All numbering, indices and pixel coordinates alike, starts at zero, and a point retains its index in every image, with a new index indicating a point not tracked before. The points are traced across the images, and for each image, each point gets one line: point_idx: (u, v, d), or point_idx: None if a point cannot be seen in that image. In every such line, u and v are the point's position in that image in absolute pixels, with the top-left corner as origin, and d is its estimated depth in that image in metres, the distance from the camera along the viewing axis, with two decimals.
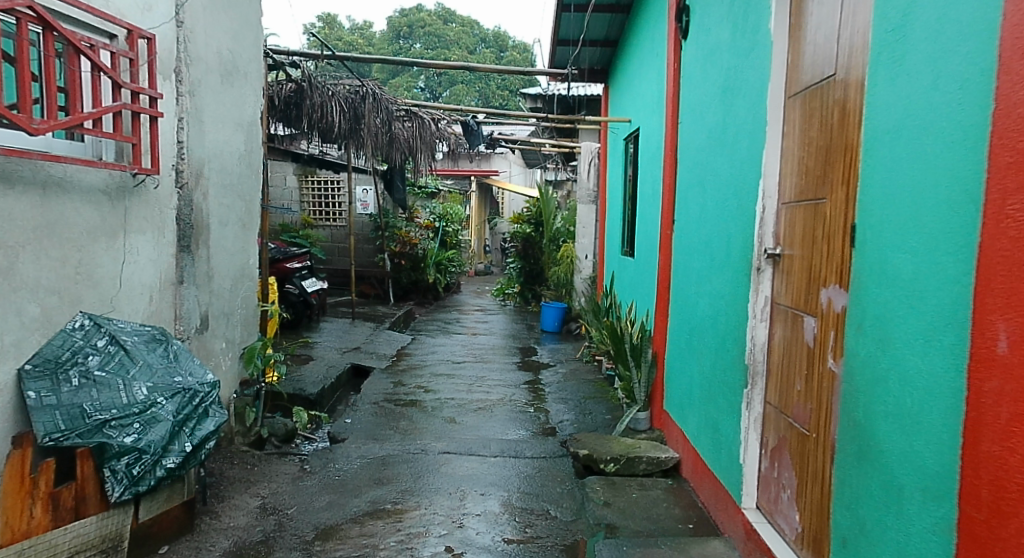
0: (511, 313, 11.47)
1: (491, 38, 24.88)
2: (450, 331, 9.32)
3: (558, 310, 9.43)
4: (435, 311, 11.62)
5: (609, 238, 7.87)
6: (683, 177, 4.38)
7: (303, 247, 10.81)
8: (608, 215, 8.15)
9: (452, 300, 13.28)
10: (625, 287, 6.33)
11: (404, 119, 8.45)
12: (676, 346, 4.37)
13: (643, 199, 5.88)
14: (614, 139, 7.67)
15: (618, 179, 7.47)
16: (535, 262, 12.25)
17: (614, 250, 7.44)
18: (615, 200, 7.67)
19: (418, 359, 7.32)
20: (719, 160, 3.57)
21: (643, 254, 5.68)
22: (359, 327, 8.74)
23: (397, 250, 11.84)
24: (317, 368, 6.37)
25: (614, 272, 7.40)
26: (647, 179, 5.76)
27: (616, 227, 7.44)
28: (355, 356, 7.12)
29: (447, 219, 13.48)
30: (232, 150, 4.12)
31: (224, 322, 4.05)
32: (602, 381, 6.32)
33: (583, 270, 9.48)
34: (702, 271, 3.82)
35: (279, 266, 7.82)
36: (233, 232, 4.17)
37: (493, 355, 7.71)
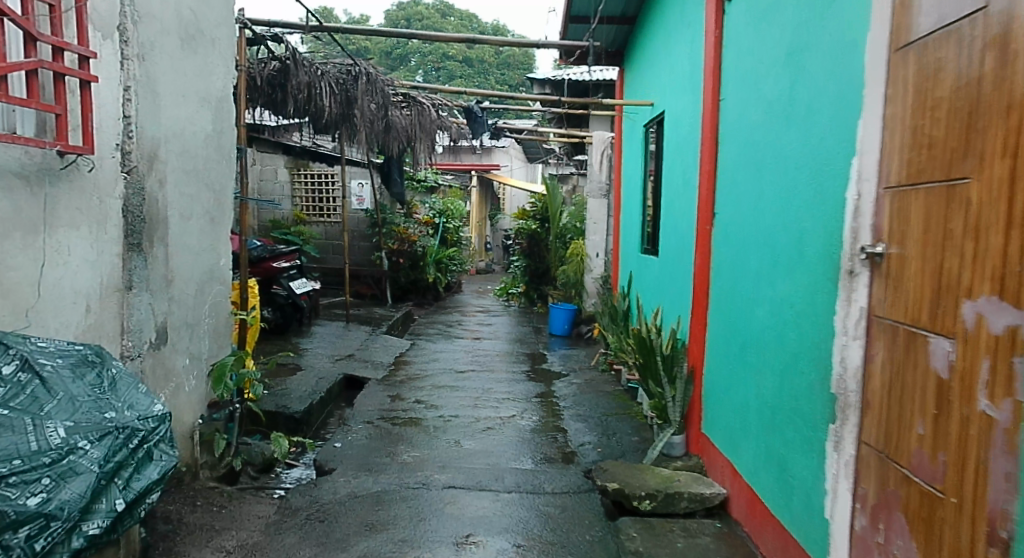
0: (516, 315, 10.86)
1: (490, 32, 24.30)
2: (451, 335, 8.69)
3: (567, 312, 8.92)
4: (436, 312, 11.00)
5: (625, 235, 7.27)
6: (729, 163, 3.77)
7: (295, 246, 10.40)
8: (623, 210, 7.55)
9: (454, 301, 12.66)
10: (648, 289, 5.73)
11: (401, 104, 7.81)
12: (720, 359, 3.76)
13: (670, 190, 5.25)
14: (631, 127, 7.06)
15: (635, 170, 6.86)
16: (541, 261, 11.66)
17: (632, 248, 6.84)
18: (631, 194, 7.06)
19: (418, 368, 6.70)
20: (786, 140, 2.95)
21: (672, 252, 5.07)
22: (354, 331, 8.11)
23: (396, 248, 11.19)
24: (306, 380, 5.74)
25: (632, 272, 6.80)
26: (675, 168, 5.15)
27: (635, 223, 6.83)
28: (349, 365, 6.49)
29: (448, 215, 12.85)
30: (197, 129, 3.48)
31: (187, 334, 3.42)
32: (623, 395, 5.69)
33: (594, 269, 8.89)
34: (759, 273, 3.20)
35: (265, 265, 7.13)
36: (199, 227, 3.53)
37: (499, 363, 7.08)
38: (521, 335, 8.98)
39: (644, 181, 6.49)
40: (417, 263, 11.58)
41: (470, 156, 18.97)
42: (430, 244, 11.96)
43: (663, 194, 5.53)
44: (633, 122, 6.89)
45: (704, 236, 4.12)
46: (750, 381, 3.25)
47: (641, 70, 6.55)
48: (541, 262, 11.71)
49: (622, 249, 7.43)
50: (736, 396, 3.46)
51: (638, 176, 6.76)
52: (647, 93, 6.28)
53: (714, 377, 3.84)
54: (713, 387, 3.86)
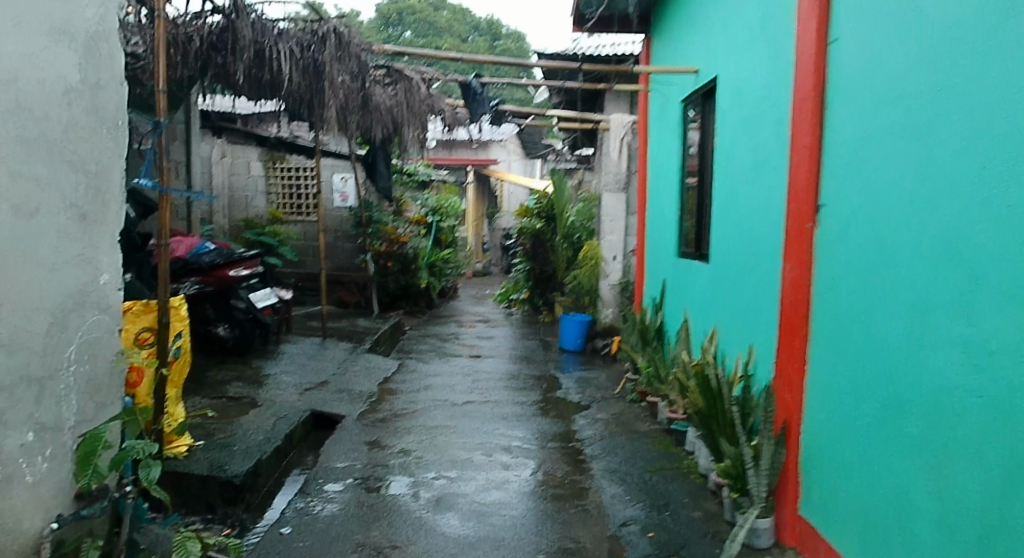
0: (518, 325, 9.68)
1: (485, 26, 23.02)
2: (447, 352, 7.50)
3: (580, 323, 7.81)
4: (429, 322, 9.81)
5: (655, 238, 6.14)
6: (853, 135, 2.66)
7: (272, 247, 9.74)
8: (650, 207, 6.42)
9: (449, 308, 11.46)
10: (697, 304, 4.60)
11: (384, 82, 6.64)
12: (840, 416, 2.64)
13: (735, 177, 4.05)
14: (662, 107, 5.95)
15: (668, 156, 5.73)
16: (546, 264, 10.49)
17: (667, 251, 5.69)
18: (663, 186, 5.94)
19: (406, 399, 5.50)
20: (1008, 84, 1.81)
21: (736, 259, 3.93)
22: (331, 348, 6.91)
23: (382, 250, 10.00)
24: (262, 419, 4.55)
25: (667, 280, 5.67)
26: (737, 149, 4.02)
27: (668, 219, 5.69)
28: (320, 397, 5.28)
29: (441, 214, 11.65)
30: (49, 78, 2.23)
31: (31, 395, 2.19)
32: (666, 440, 4.49)
33: (611, 274, 7.86)
34: (936, 299, 2.08)
35: (219, 272, 5.83)
36: (57, 225, 2.29)
37: (504, 391, 5.89)
38: (527, 351, 7.80)
39: (682, 170, 5.37)
40: (408, 267, 10.39)
41: (465, 152, 17.76)
42: (422, 245, 10.67)
43: (717, 186, 4.39)
44: (668, 97, 5.71)
45: (804, 237, 2.97)
46: (923, 464, 2.11)
47: (681, 33, 5.35)
48: (546, 266, 10.52)
49: (651, 251, 6.29)
50: (887, 480, 2.32)
51: (672, 165, 5.63)
52: (690, 60, 5.10)
53: (829, 440, 2.70)
54: (827, 454, 2.72)
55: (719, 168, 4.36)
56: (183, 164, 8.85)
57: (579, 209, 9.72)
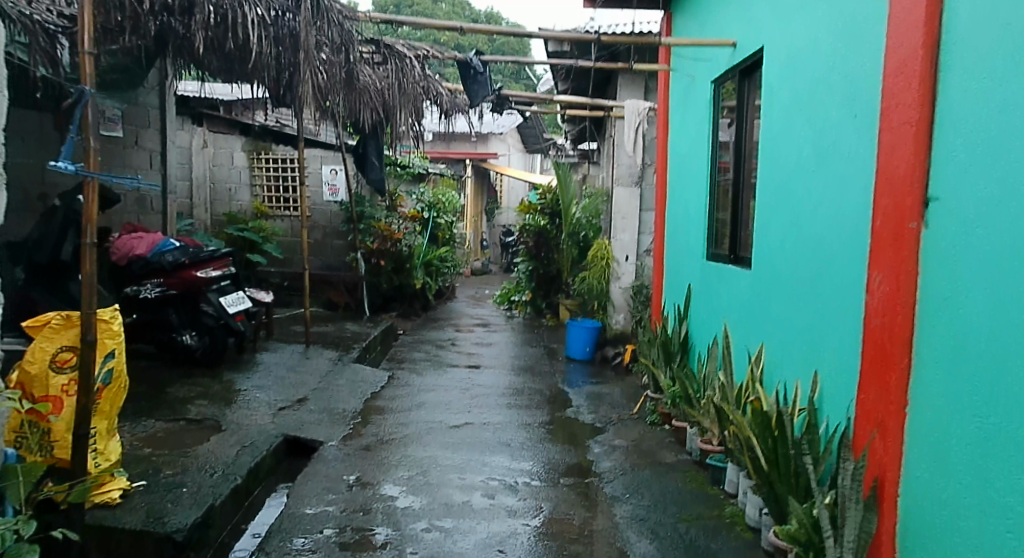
0: (520, 330, 9.02)
1: (484, 19, 22.28)
2: (443, 361, 6.83)
3: (589, 330, 7.20)
4: (424, 326, 9.13)
5: (676, 238, 5.51)
6: (980, 103, 1.98)
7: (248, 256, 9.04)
8: (669, 204, 5.79)
9: (446, 310, 10.77)
10: (735, 315, 3.97)
11: (374, 61, 5.98)
12: (972, 484, 1.97)
13: (788, 168, 3.38)
14: (687, 90, 5.30)
15: (695, 146, 5.10)
16: (549, 263, 9.86)
17: (692, 253, 5.06)
18: (686, 179, 5.31)
19: (396, 420, 4.82)
20: None
21: (789, 264, 3.29)
22: (315, 357, 6.24)
23: (374, 248, 9.42)
24: (226, 447, 3.87)
25: (692, 285, 5.03)
26: (789, 133, 3.37)
27: (694, 218, 5.06)
28: (298, 418, 4.61)
29: (438, 209, 10.95)
30: None
31: None
32: (700, 477, 3.84)
33: (622, 277, 7.35)
34: None
35: (185, 273, 5.16)
36: None
37: (507, 409, 5.23)
38: (532, 361, 7.13)
39: (711, 162, 4.74)
40: (402, 266, 9.70)
41: (463, 146, 17.06)
42: (417, 243, 10.03)
43: (761, 177, 3.75)
44: (696, 78, 5.03)
45: (903, 241, 2.30)
46: None
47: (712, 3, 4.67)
48: (551, 266, 9.86)
49: (671, 254, 5.67)
50: None
51: (699, 155, 5.00)
52: (726, 31, 4.42)
53: (951, 513, 2.04)
54: (946, 531, 2.05)
55: (763, 157, 3.73)
56: (160, 152, 8.15)
57: (584, 206, 9.08)
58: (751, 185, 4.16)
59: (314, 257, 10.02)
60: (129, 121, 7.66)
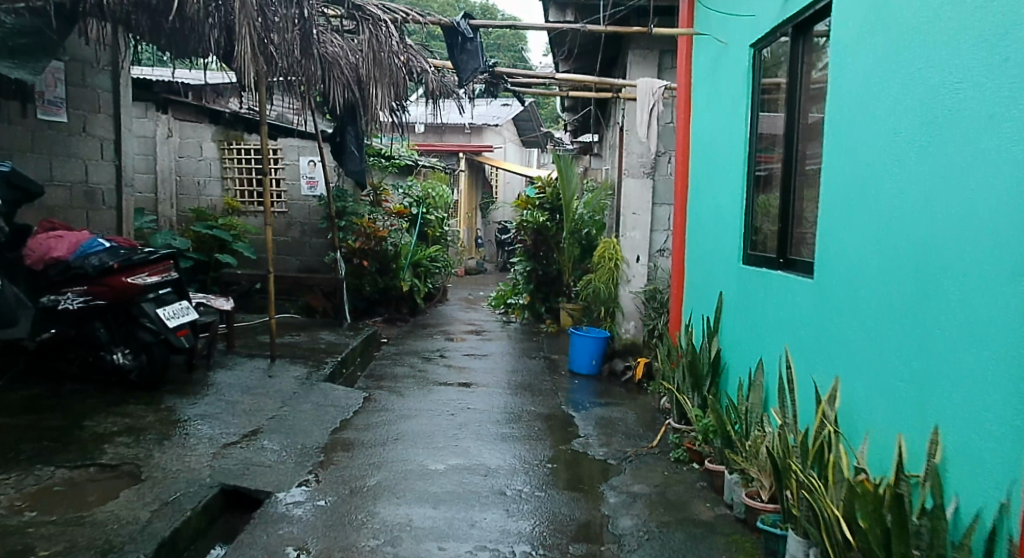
0: (516, 337, 8.21)
1: (478, 10, 21.42)
2: (429, 378, 5.98)
3: (595, 340, 6.39)
4: (411, 333, 8.29)
5: (703, 238, 4.68)
6: None
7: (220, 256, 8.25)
8: (693, 198, 4.95)
9: (436, 313, 9.94)
10: (790, 336, 3.13)
11: (344, 29, 5.13)
12: None
13: (869, 148, 2.55)
14: (717, 61, 4.46)
15: (727, 127, 4.26)
16: (548, 263, 9.08)
17: (725, 256, 4.23)
18: (715, 166, 4.47)
19: (365, 456, 3.99)
20: None
21: (877, 275, 2.45)
22: (279, 375, 5.36)
23: (357, 246, 8.59)
24: (140, 506, 3.02)
25: (723, 294, 4.20)
26: (871, 97, 2.54)
27: (726, 214, 4.23)
28: (244, 458, 3.74)
29: (428, 204, 10.08)
30: None
31: None
32: (748, 543, 3.00)
33: (633, 280, 6.53)
34: None
35: (113, 280, 4.25)
36: None
37: (502, 442, 4.37)
38: (531, 376, 6.28)
39: (749, 146, 3.92)
40: (387, 266, 8.89)
41: (457, 138, 16.20)
42: (404, 241, 9.19)
43: (825, 159, 2.91)
44: (729, 44, 4.21)
45: None
46: None
47: None
48: (550, 266, 9.02)
49: (694, 256, 4.84)
50: None
51: (733, 137, 4.16)
52: None
53: None
54: None
55: (829, 133, 2.90)
56: (113, 141, 7.25)
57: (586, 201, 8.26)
58: (814, 171, 3.29)
59: (292, 257, 9.22)
60: (75, 104, 6.77)
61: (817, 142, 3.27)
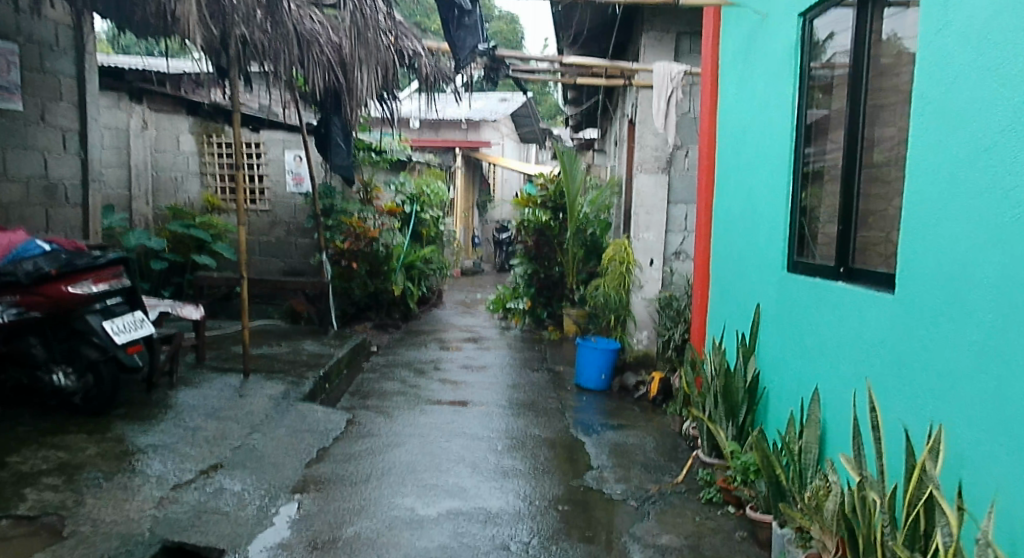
0: (516, 346, 7.63)
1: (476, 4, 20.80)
2: (421, 395, 5.38)
3: (605, 352, 5.82)
4: (403, 341, 7.70)
5: (732, 241, 4.13)
6: None
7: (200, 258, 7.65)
8: (720, 195, 4.40)
9: (430, 318, 9.35)
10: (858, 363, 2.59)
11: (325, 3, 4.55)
12: None
13: (987, 134, 1.98)
14: (750, 37, 3.91)
15: (764, 111, 3.70)
16: (550, 265, 8.46)
17: (763, 264, 3.66)
18: (747, 158, 3.92)
19: (343, 497, 3.40)
20: None
21: (1000, 303, 1.90)
22: (252, 394, 4.76)
23: (345, 247, 7.97)
24: None
25: (761, 305, 3.64)
26: (988, 70, 1.98)
27: (764, 213, 3.68)
28: (198, 502, 3.15)
29: (422, 201, 9.48)
30: None
31: None
32: None
33: (645, 287, 6.04)
34: None
35: (50, 288, 3.65)
36: None
37: (504, 477, 3.78)
38: (534, 392, 5.69)
39: (796, 132, 3.35)
40: (378, 268, 8.31)
41: (453, 134, 15.60)
42: (397, 242, 8.58)
43: (910, 150, 2.36)
44: (771, 16, 3.63)
45: None
46: None
47: None
48: (553, 268, 8.44)
49: (722, 261, 4.28)
50: None
51: (773, 123, 3.60)
52: None
53: None
54: None
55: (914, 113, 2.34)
56: (77, 132, 6.62)
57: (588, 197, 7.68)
58: (890, 161, 2.71)
59: (276, 258, 8.65)
60: (32, 91, 6.15)
61: (895, 126, 2.67)
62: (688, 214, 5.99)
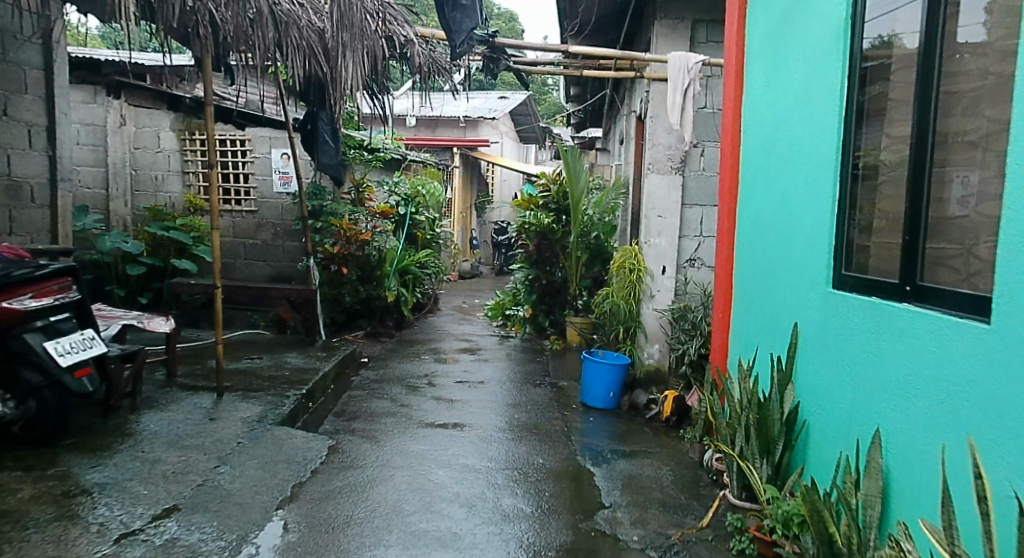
0: (516, 357, 7.16)
1: None
2: (412, 416, 4.92)
3: (615, 368, 5.35)
4: (396, 351, 7.24)
5: (761, 251, 3.68)
6: None
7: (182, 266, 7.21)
8: (745, 199, 3.95)
9: (425, 325, 8.89)
10: (943, 406, 2.16)
11: None
12: None
13: None
14: (785, 19, 3.46)
15: (802, 103, 3.25)
16: (552, 271, 8.03)
17: (802, 276, 3.19)
18: (779, 158, 3.47)
19: (319, 549, 2.93)
20: None
21: None
22: (224, 417, 4.29)
23: (335, 251, 7.50)
24: None
25: (799, 326, 3.19)
26: None
27: (801, 220, 3.23)
28: None
29: (417, 202, 9.01)
30: None
31: None
32: None
33: (657, 296, 5.55)
34: None
35: None
36: None
37: (504, 521, 3.31)
38: (536, 412, 5.21)
39: (843, 124, 2.90)
40: (370, 273, 7.86)
41: (451, 132, 15.13)
42: (390, 246, 8.16)
43: (1012, 148, 1.93)
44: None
45: None
46: None
47: None
48: (555, 274, 7.98)
49: (750, 273, 3.81)
50: None
51: (813, 116, 3.15)
52: None
53: None
54: None
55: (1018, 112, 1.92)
56: (44, 127, 6.13)
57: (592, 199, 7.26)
58: (971, 162, 2.34)
59: (262, 263, 8.20)
60: None
61: (986, 117, 2.29)
62: (703, 218, 5.53)
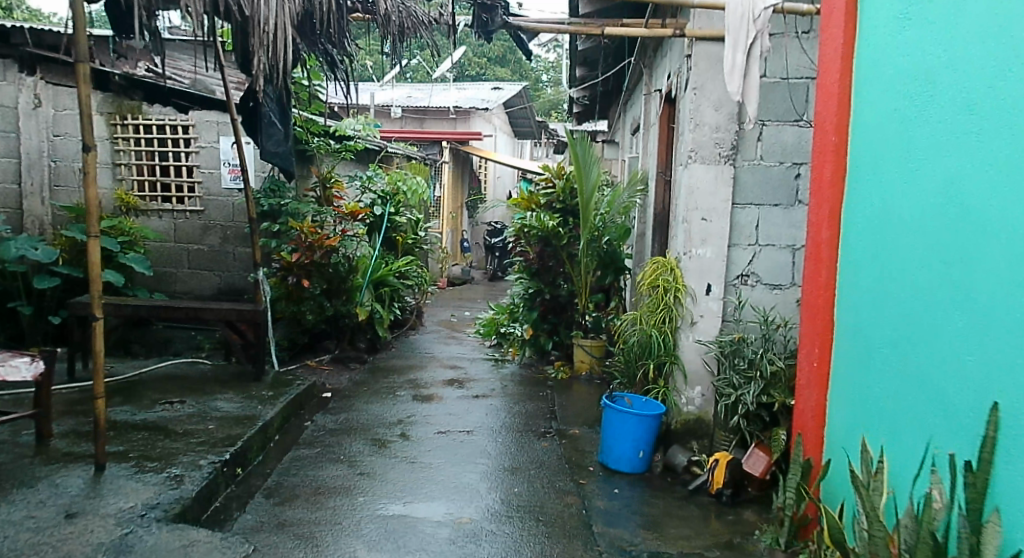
0: (513, 390, 5.84)
1: None
2: (375, 495, 3.59)
3: (647, 422, 4.03)
4: (367, 384, 5.90)
5: (904, 277, 2.37)
6: None
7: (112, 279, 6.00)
8: (867, 193, 2.64)
9: (407, 345, 7.55)
10: None
11: None
12: None
13: None
14: None
15: (1003, 30, 1.95)
16: (557, 283, 6.71)
17: (1010, 321, 1.87)
18: (949, 126, 2.18)
19: None
20: None
21: None
22: (88, 513, 2.93)
23: (294, 260, 6.17)
24: None
25: (1002, 406, 1.87)
26: None
27: (1004, 225, 1.92)
28: None
29: (398, 201, 7.68)
30: None
31: None
32: None
33: (697, 324, 4.27)
34: None
35: None
36: None
37: None
38: (542, 482, 3.89)
39: None
40: (338, 286, 6.53)
41: (440, 125, 13.80)
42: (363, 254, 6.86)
43: None
44: None
45: None
46: None
47: None
48: (560, 287, 6.65)
49: (879, 305, 2.50)
50: None
51: None
52: None
53: None
54: None
55: None
56: None
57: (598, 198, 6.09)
58: None
59: (209, 272, 6.92)
60: None
61: None
62: (760, 222, 4.22)
